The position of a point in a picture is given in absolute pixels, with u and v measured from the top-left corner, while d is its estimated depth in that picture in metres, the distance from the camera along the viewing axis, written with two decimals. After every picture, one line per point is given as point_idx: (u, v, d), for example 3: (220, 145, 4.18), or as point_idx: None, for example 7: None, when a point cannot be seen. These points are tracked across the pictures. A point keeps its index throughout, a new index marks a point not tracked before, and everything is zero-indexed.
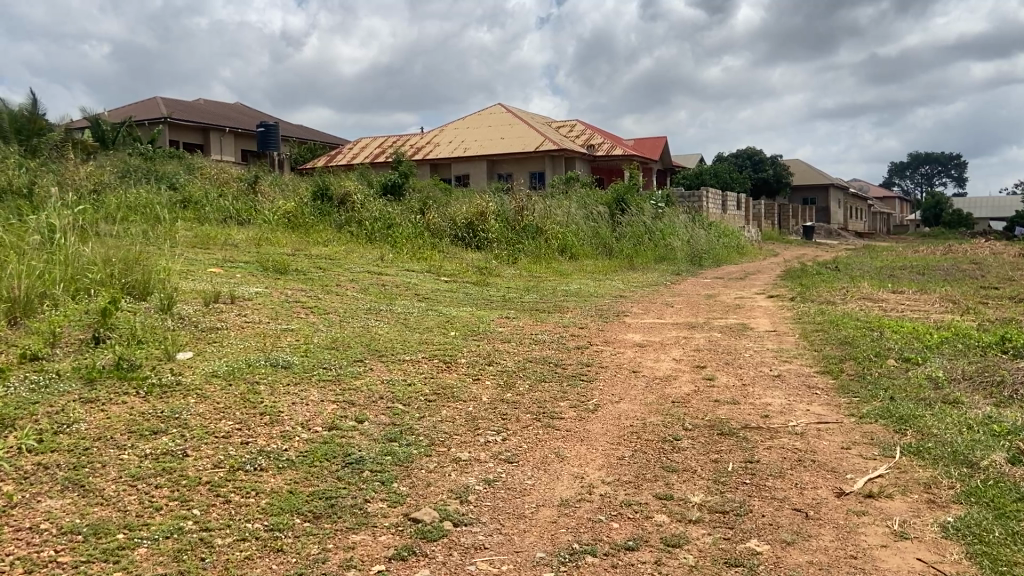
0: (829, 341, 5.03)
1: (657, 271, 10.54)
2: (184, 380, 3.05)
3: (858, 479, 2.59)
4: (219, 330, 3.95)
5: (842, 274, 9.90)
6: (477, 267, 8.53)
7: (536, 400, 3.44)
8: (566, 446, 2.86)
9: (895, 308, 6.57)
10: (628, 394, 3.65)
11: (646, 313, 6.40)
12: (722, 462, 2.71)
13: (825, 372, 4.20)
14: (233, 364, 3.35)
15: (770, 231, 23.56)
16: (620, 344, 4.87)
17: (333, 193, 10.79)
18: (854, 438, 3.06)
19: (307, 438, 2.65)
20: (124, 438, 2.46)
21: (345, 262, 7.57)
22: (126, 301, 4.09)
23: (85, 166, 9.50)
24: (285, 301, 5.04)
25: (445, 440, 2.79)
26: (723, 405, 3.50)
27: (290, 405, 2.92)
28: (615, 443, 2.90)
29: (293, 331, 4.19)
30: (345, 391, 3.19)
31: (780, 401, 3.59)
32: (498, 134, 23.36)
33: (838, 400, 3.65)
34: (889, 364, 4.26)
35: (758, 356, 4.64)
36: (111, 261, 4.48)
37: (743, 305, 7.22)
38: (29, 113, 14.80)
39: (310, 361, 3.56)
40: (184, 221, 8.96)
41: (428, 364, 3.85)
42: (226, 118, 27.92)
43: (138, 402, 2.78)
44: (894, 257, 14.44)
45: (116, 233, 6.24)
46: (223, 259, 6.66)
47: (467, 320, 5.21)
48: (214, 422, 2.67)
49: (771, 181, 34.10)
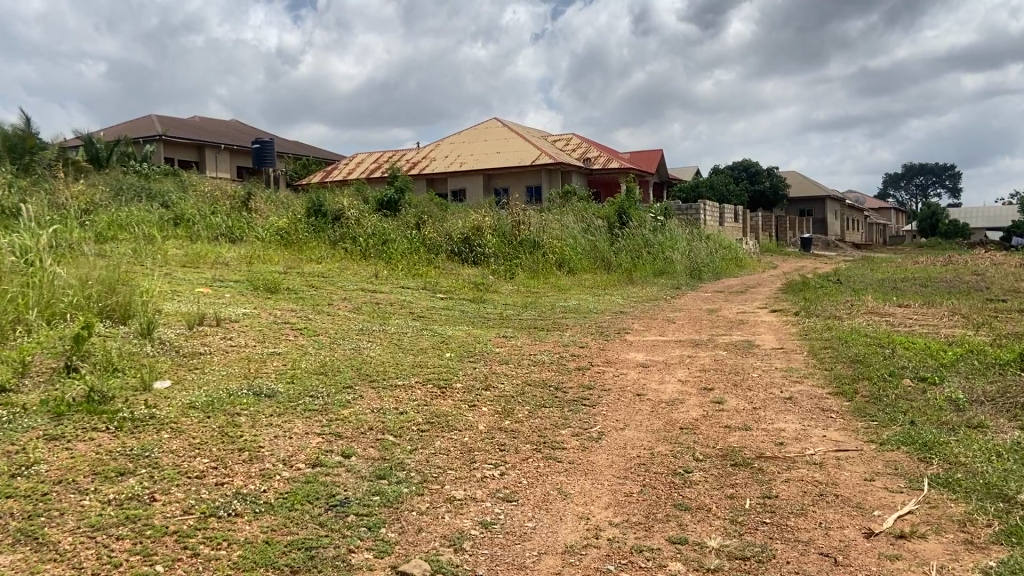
0: (839, 359, 4.82)
1: (657, 285, 10.36)
2: (159, 413, 2.84)
3: (886, 517, 2.39)
4: (202, 356, 3.74)
5: (845, 286, 9.74)
6: (474, 283, 8.37)
7: (535, 428, 3.24)
8: (569, 481, 2.65)
9: (902, 323, 6.37)
10: (633, 420, 3.45)
11: (647, 331, 6.19)
12: (738, 499, 2.51)
13: (839, 394, 4.00)
14: (213, 393, 3.14)
15: (766, 243, 23.43)
16: (623, 365, 4.67)
17: (328, 209, 10.62)
18: (877, 468, 2.87)
19: (288, 477, 2.44)
20: (87, 481, 2.25)
21: (339, 279, 7.40)
22: (103, 326, 3.89)
23: (74, 184, 9.31)
24: (274, 322, 4.84)
25: (439, 476, 2.59)
26: (734, 431, 3.29)
27: (272, 440, 2.72)
28: (622, 477, 2.70)
29: (281, 355, 3.98)
30: (332, 422, 2.98)
31: (795, 426, 3.39)
32: (494, 149, 23.24)
33: (855, 425, 3.44)
34: (904, 384, 4.06)
35: (767, 376, 4.43)
36: (90, 282, 4.27)
37: (746, 320, 7.04)
38: (22, 131, 14.63)
39: (297, 390, 3.35)
40: (174, 238, 8.77)
41: (422, 390, 3.64)
42: (221, 135, 27.84)
43: (107, 439, 2.57)
44: (896, 268, 14.24)
45: (102, 253, 6.06)
46: (213, 278, 6.48)
47: (463, 340, 5.01)
48: (187, 461, 2.46)
49: (768, 193, 34.05)
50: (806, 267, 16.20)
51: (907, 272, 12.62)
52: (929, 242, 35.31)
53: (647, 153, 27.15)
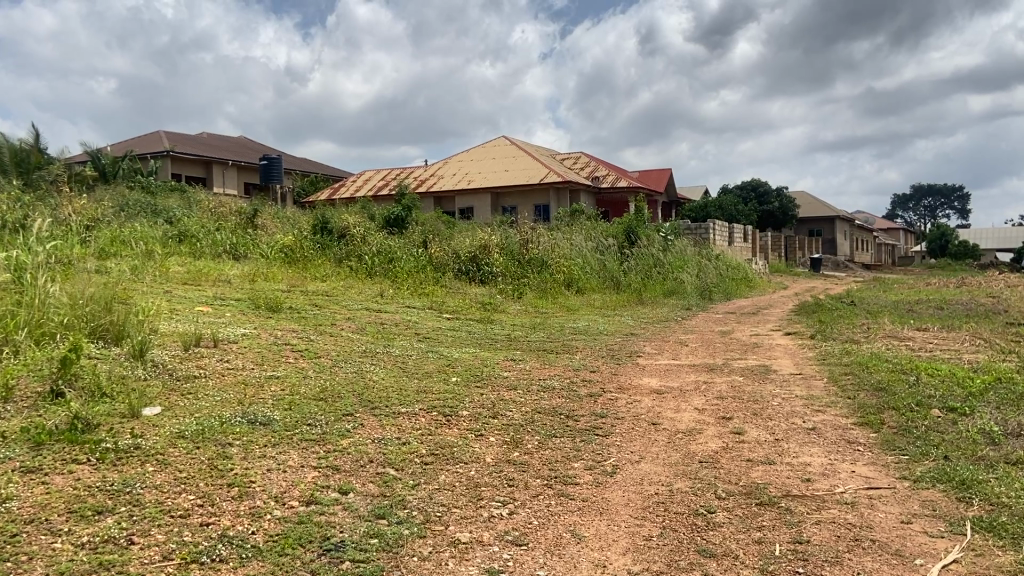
0: (862, 388, 4.60)
1: (666, 305, 10.18)
2: (145, 443, 2.67)
3: (931, 567, 2.19)
4: (196, 380, 3.58)
5: (860, 309, 9.54)
6: (481, 303, 8.20)
7: (545, 460, 3.06)
8: (583, 522, 2.46)
9: (923, 348, 6.14)
10: (649, 453, 3.25)
11: (659, 355, 5.98)
12: (767, 544, 2.31)
13: (865, 425, 3.79)
14: (204, 421, 2.96)
15: (776, 263, 23.21)
16: (636, 392, 4.46)
17: (334, 226, 10.51)
18: (914, 509, 2.67)
19: (279, 516, 2.26)
20: (61, 521, 2.08)
21: (342, 298, 7.27)
22: (94, 349, 3.72)
23: (78, 200, 9.22)
24: (274, 344, 4.67)
25: (443, 516, 2.41)
26: (757, 466, 3.09)
27: (264, 474, 2.54)
28: (639, 518, 2.51)
29: (279, 379, 3.81)
30: (330, 454, 2.80)
31: (821, 461, 3.19)
32: (502, 167, 23.18)
33: (885, 459, 3.24)
34: (933, 415, 3.84)
35: (788, 405, 4.21)
36: (82, 299, 4.11)
37: (760, 343, 6.84)
38: (30, 146, 14.64)
39: (294, 418, 3.17)
40: (178, 255, 8.65)
41: (426, 418, 3.45)
42: (230, 151, 27.90)
43: (87, 472, 2.40)
44: (911, 290, 14.00)
45: (101, 272, 5.93)
46: (214, 296, 6.34)
47: (470, 364, 4.82)
48: (171, 498, 2.28)
49: (777, 214, 33.85)
50: (816, 288, 15.92)
51: (921, 294, 12.36)
52: (941, 263, 35.02)
53: (655, 172, 27.03)
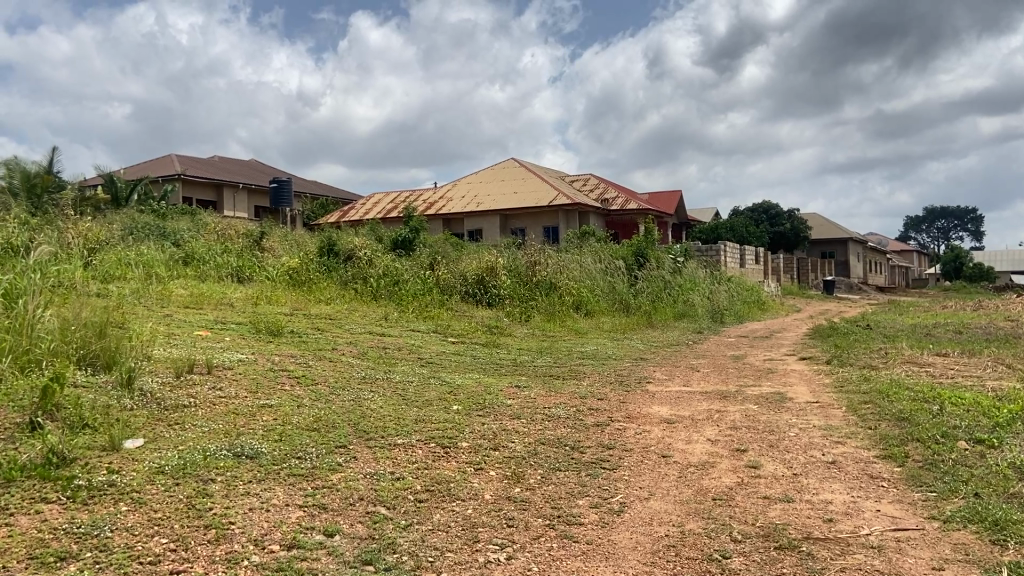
0: (884, 418, 4.36)
1: (677, 329, 9.96)
2: (121, 480, 2.51)
3: None
4: (185, 409, 3.42)
5: (877, 333, 9.29)
6: (487, 326, 8.05)
7: (548, 498, 2.87)
8: (587, 569, 2.27)
9: (944, 375, 5.90)
10: (659, 488, 3.07)
11: (670, 381, 5.78)
12: None
13: (888, 459, 3.58)
14: (185, 455, 2.80)
15: (788, 286, 22.92)
16: (645, 422, 4.25)
17: (340, 249, 10.39)
18: (944, 553, 2.46)
19: (258, 563, 2.09)
20: (20, 568, 1.91)
21: (345, 321, 7.14)
22: (81, 378, 3.57)
23: (83, 222, 9.16)
24: (270, 370, 4.52)
25: (435, 561, 2.23)
26: (775, 504, 2.90)
27: (245, 514, 2.37)
28: (648, 564, 2.32)
29: (272, 409, 3.64)
30: (318, 491, 2.64)
31: (843, 499, 2.99)
32: (511, 189, 23.13)
33: (912, 496, 3.04)
34: (960, 448, 3.62)
35: (805, 436, 4.00)
36: (70, 324, 3.97)
37: (775, 368, 6.62)
38: (43, 170, 14.77)
39: (283, 451, 3.01)
40: (182, 278, 8.55)
41: (423, 450, 3.28)
42: (241, 175, 28.03)
43: (55, 511, 2.24)
44: (927, 313, 13.70)
45: (102, 296, 5.82)
46: (215, 320, 6.22)
47: (473, 391, 4.64)
48: (142, 542, 2.12)
49: (789, 235, 33.59)
50: (830, 311, 15.67)
51: (939, 317, 12.09)
52: (956, 285, 34.57)
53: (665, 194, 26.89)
